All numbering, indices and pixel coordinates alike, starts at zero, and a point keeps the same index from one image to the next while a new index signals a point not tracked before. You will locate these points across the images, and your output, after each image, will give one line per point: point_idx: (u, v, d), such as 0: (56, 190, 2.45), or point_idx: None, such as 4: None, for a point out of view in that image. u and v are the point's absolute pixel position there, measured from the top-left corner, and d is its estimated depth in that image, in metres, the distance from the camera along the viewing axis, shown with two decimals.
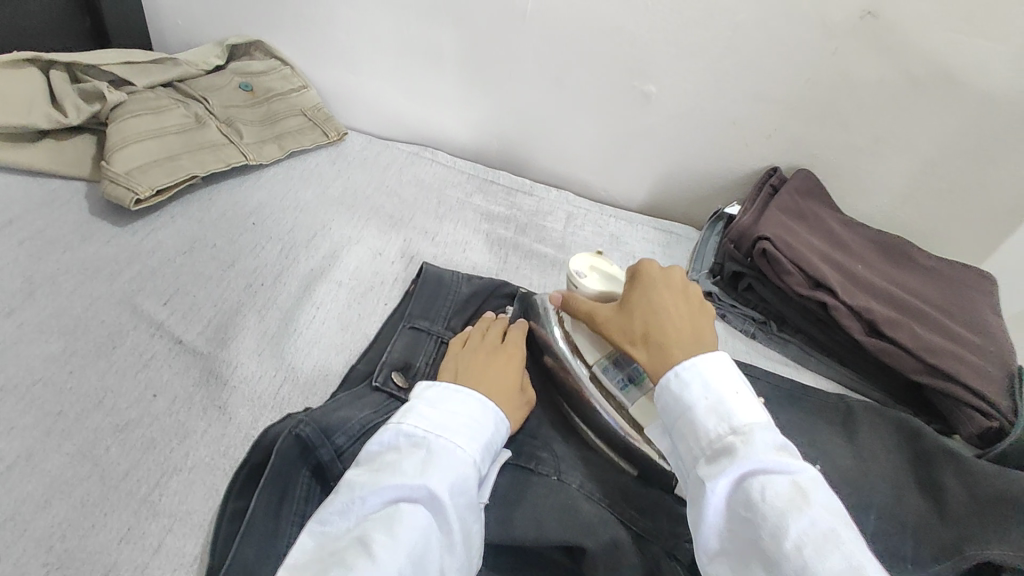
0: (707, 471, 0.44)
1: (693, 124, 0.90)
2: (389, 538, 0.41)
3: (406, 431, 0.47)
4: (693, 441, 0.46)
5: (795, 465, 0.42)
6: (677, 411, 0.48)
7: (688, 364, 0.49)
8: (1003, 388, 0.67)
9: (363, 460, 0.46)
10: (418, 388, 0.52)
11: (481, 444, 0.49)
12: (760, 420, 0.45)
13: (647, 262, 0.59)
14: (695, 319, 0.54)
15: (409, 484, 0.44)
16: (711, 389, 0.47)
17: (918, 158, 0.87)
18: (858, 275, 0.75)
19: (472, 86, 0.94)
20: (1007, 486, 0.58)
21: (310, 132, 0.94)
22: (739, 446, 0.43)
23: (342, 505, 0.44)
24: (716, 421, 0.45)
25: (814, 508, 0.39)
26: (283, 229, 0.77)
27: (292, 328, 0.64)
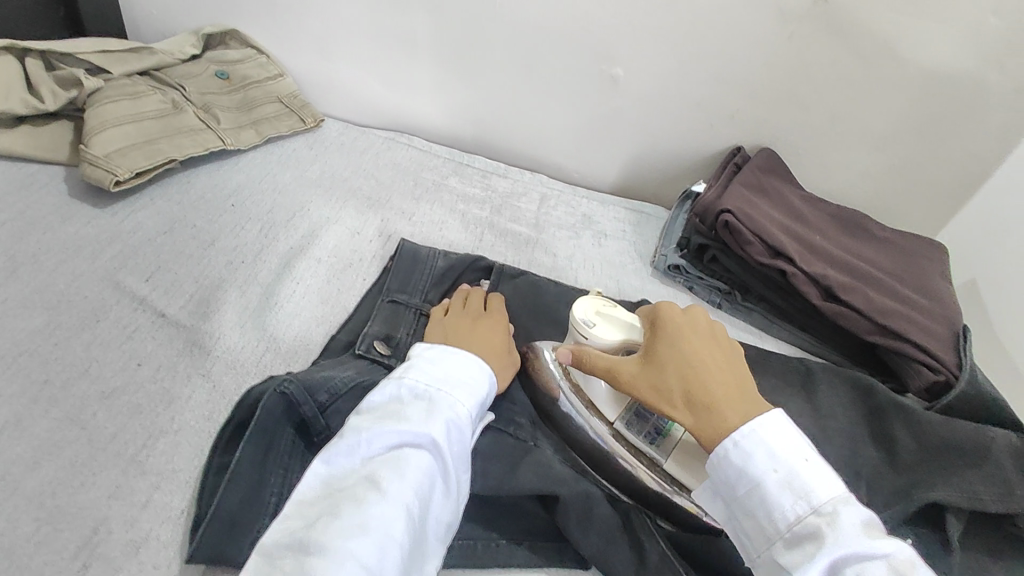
0: (789, 557, 0.44)
1: (659, 106, 0.94)
2: (398, 480, 0.45)
3: (410, 385, 0.51)
4: (772, 523, 0.46)
5: (885, 545, 0.43)
6: (746, 487, 0.48)
7: (751, 439, 0.48)
8: (949, 345, 0.72)
9: (369, 408, 0.50)
10: (417, 348, 0.55)
11: (478, 400, 0.53)
12: (837, 493, 0.45)
13: (668, 308, 0.57)
14: (731, 369, 0.53)
15: (415, 432, 0.47)
16: (780, 461, 0.47)
17: (871, 136, 0.91)
18: (816, 244, 0.79)
19: (445, 72, 0.96)
20: (948, 433, 0.64)
21: (288, 118, 0.96)
22: (826, 530, 0.43)
23: (347, 447, 0.47)
24: (795, 500, 0.45)
25: None
26: (263, 210, 0.78)
27: (273, 301, 0.65)
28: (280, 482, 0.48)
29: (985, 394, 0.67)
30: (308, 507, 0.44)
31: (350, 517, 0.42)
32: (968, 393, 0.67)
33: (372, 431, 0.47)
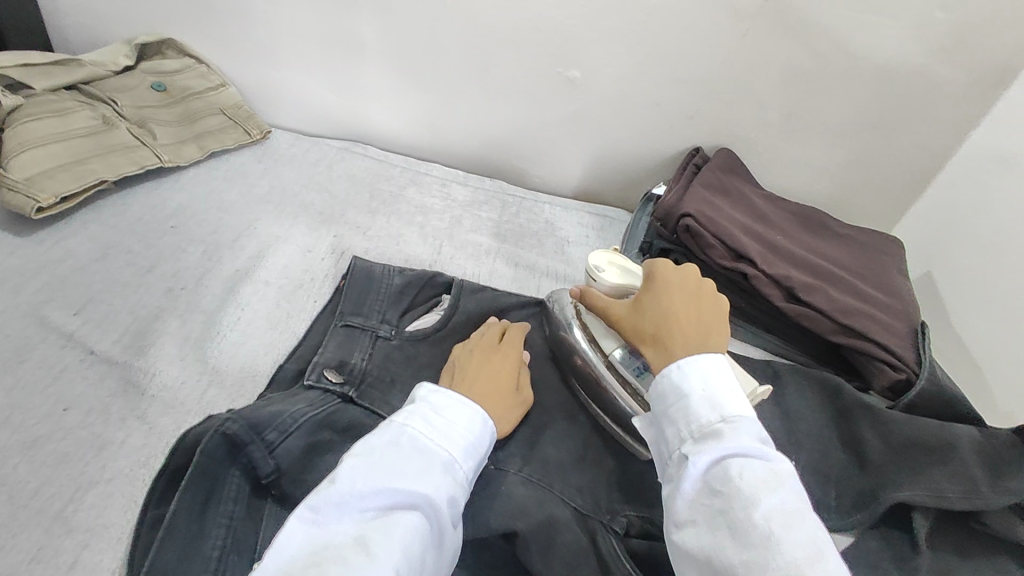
0: (691, 450, 0.45)
1: (617, 108, 0.93)
2: (395, 542, 0.42)
3: (411, 436, 0.48)
4: (683, 423, 0.46)
5: (771, 455, 0.43)
6: (671, 396, 0.48)
7: (687, 361, 0.49)
8: (909, 342, 0.72)
9: (365, 454, 0.46)
10: (421, 390, 0.53)
11: (475, 459, 0.51)
12: (748, 413, 0.46)
13: (663, 264, 0.58)
14: (704, 316, 0.54)
15: (415, 491, 0.45)
16: (708, 381, 0.47)
17: (826, 133, 0.92)
18: (777, 244, 0.79)
19: (398, 78, 0.93)
20: (915, 432, 0.63)
21: (233, 130, 0.91)
22: (727, 432, 0.44)
23: (336, 498, 0.43)
24: (708, 409, 0.46)
25: (785, 492, 0.41)
26: (206, 230, 0.74)
27: (216, 331, 0.62)
28: (223, 533, 0.45)
29: (945, 389, 0.67)
30: (289, 566, 0.39)
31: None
32: (928, 389, 0.67)
33: (368, 483, 0.44)
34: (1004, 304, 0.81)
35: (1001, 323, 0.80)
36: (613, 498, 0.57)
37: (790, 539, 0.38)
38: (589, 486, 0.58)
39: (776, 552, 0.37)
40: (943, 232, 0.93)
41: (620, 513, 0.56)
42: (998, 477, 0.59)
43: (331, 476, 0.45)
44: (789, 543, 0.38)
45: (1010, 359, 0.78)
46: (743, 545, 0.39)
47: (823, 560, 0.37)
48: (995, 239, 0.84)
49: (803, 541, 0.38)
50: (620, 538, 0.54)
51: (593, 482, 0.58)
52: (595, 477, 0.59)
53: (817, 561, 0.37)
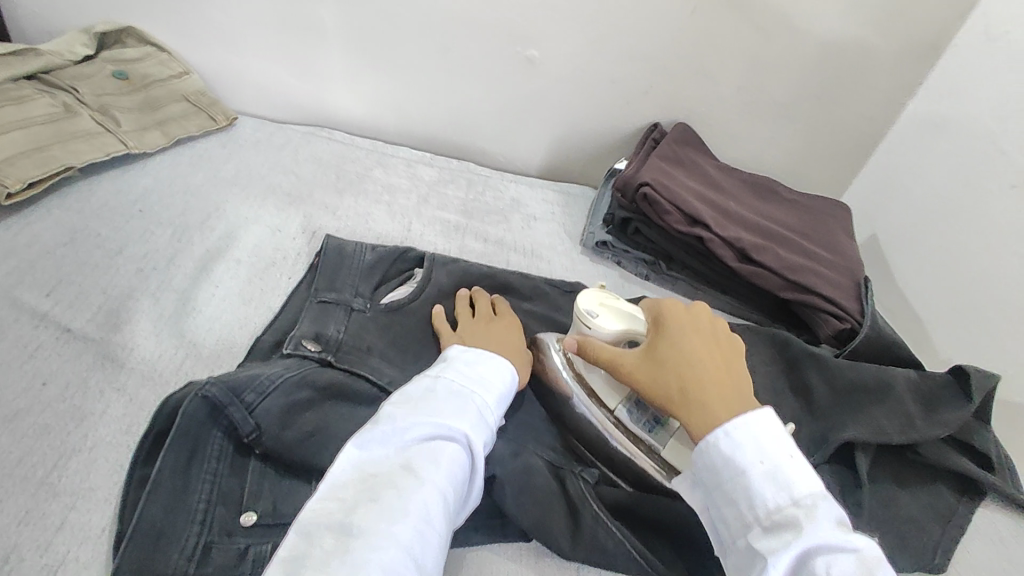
0: (766, 543, 0.44)
1: (576, 86, 0.96)
2: (436, 470, 0.46)
3: (446, 383, 0.52)
4: (750, 509, 0.46)
5: (857, 539, 0.43)
6: (728, 472, 0.48)
7: (732, 429, 0.49)
8: (853, 295, 0.77)
9: (410, 400, 0.50)
10: (454, 350, 0.57)
11: (503, 405, 0.55)
12: (817, 489, 0.46)
13: (668, 308, 0.58)
14: (725, 365, 0.55)
15: (453, 427, 0.48)
16: (766, 453, 0.47)
17: (775, 105, 0.97)
18: (730, 210, 0.83)
19: (360, 61, 0.94)
20: (858, 375, 0.68)
21: (196, 117, 0.92)
22: (802, 519, 0.44)
23: (382, 434, 0.47)
24: (775, 490, 0.46)
25: None
26: (175, 213, 0.75)
27: (191, 307, 0.63)
28: (208, 488, 0.47)
29: (885, 335, 0.73)
30: (344, 489, 0.44)
31: (388, 506, 0.42)
32: (871, 336, 0.72)
33: (410, 419, 0.48)
34: (942, 258, 0.86)
35: (939, 276, 0.86)
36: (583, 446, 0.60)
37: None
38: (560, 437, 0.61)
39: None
40: (886, 196, 0.99)
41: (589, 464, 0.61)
42: (931, 412, 0.66)
43: (376, 416, 0.49)
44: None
45: (948, 309, 0.84)
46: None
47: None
48: (931, 199, 0.89)
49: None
50: (591, 484, 0.58)
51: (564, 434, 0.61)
52: None
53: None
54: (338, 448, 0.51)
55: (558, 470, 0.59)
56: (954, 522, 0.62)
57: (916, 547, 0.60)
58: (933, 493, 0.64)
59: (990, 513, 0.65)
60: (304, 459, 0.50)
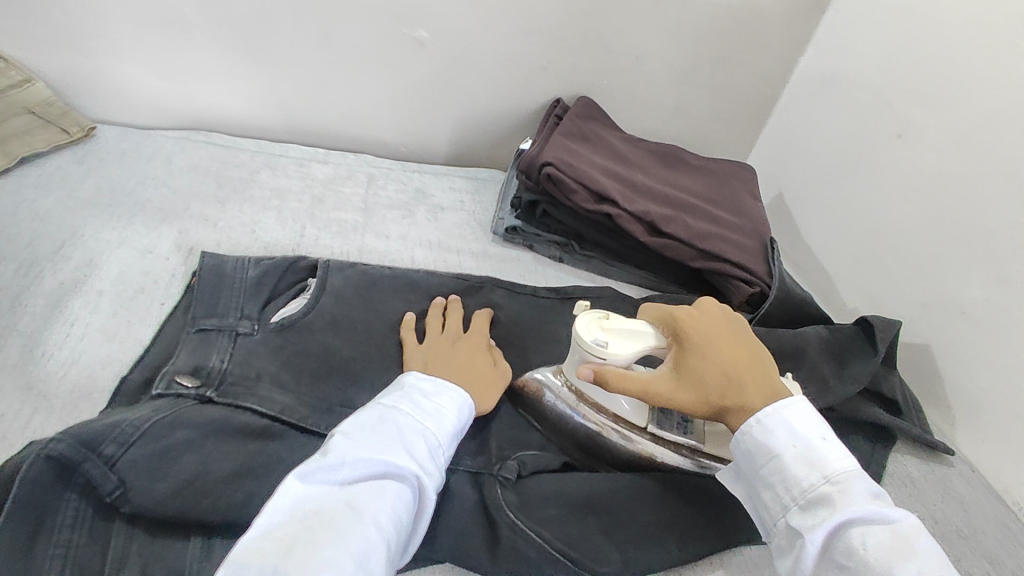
0: (801, 520, 0.44)
1: (472, 67, 0.91)
2: (384, 512, 0.41)
3: (401, 414, 0.48)
4: (784, 489, 0.45)
5: (892, 512, 0.43)
6: (762, 456, 0.47)
7: (765, 417, 0.48)
8: (762, 258, 0.77)
9: (361, 433, 0.45)
10: (411, 377, 0.52)
11: (457, 442, 0.51)
12: (850, 464, 0.45)
13: (684, 313, 0.53)
14: (757, 359, 0.52)
15: (405, 465, 0.44)
16: (798, 436, 0.46)
17: (674, 70, 0.95)
18: (637, 182, 0.81)
19: (231, 55, 0.86)
20: (773, 340, 0.68)
21: (44, 131, 0.81)
22: (838, 496, 0.43)
23: (329, 469, 0.42)
24: (809, 471, 0.45)
25: (917, 558, 0.40)
26: (19, 244, 0.66)
27: (40, 353, 0.55)
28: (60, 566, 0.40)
29: (793, 295, 0.73)
30: (280, 529, 0.38)
31: (331, 552, 0.37)
32: (780, 298, 0.73)
33: (361, 454, 0.44)
34: (841, 210, 0.88)
35: (839, 227, 0.88)
36: (502, 451, 0.57)
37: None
38: (478, 447, 0.57)
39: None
40: (787, 154, 1.00)
41: (509, 458, 0.56)
42: (842, 368, 0.67)
43: (323, 448, 0.44)
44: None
45: (850, 260, 0.86)
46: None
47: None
48: (828, 154, 0.91)
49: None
50: (513, 484, 0.54)
51: (482, 442, 0.57)
52: (481, 435, 0.58)
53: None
54: (218, 496, 0.45)
55: (477, 477, 0.54)
56: (868, 473, 0.63)
57: None
58: (847, 445, 0.65)
59: (897, 457, 0.67)
60: (176, 512, 0.44)
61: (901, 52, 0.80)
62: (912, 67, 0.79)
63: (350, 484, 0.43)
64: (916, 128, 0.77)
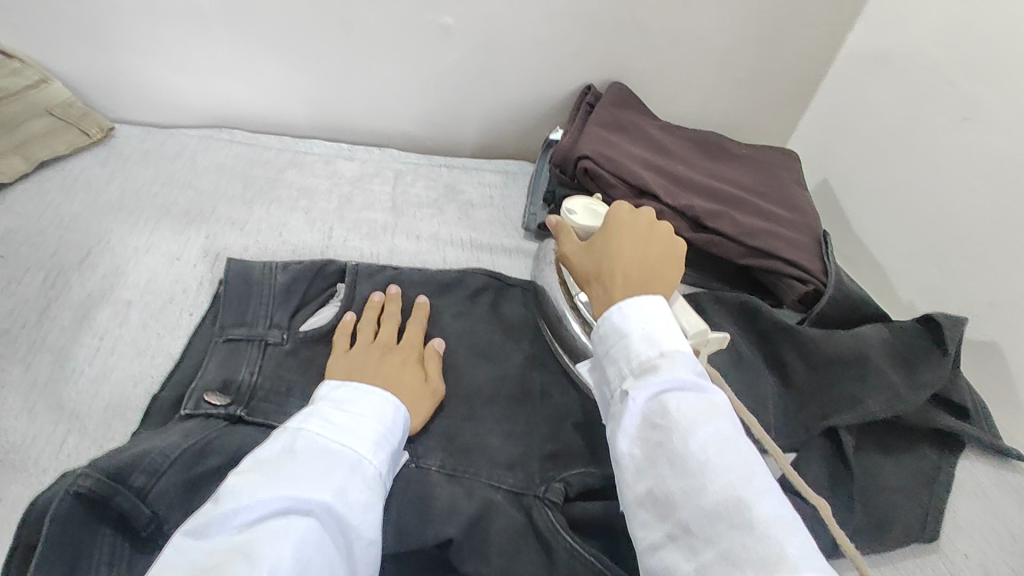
0: (631, 385, 0.44)
1: (499, 54, 0.87)
2: (282, 555, 0.38)
3: (308, 438, 0.45)
4: (623, 362, 0.46)
5: (706, 387, 0.44)
6: (612, 337, 0.47)
7: (623, 304, 0.48)
8: (815, 254, 0.73)
9: (259, 466, 0.43)
10: (324, 390, 0.49)
11: (389, 452, 0.47)
12: (685, 348, 0.46)
13: (619, 206, 0.57)
14: (650, 257, 0.52)
15: (310, 496, 0.41)
16: (645, 320, 0.47)
17: (712, 52, 0.90)
18: (679, 175, 0.77)
19: (250, 48, 0.82)
20: (834, 344, 0.64)
21: (65, 132, 0.79)
22: (664, 367, 0.44)
23: (223, 517, 0.40)
24: (647, 347, 0.45)
25: (718, 422, 0.41)
26: (47, 253, 0.64)
27: (71, 368, 0.54)
28: None
29: (851, 295, 0.69)
30: None
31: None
32: (837, 297, 0.69)
33: (257, 495, 0.40)
34: (897, 199, 0.82)
35: (895, 217, 0.83)
36: (548, 466, 0.53)
37: (726, 463, 0.39)
38: (522, 463, 0.53)
39: (713, 475, 0.39)
40: (835, 138, 0.94)
41: (555, 479, 0.52)
42: (910, 373, 0.62)
43: (219, 495, 0.41)
44: (722, 467, 0.39)
45: (908, 254, 0.81)
46: (681, 474, 0.39)
47: (754, 479, 0.39)
48: (882, 138, 0.85)
49: (737, 462, 0.39)
50: (561, 506, 0.50)
51: (527, 458, 0.53)
52: (526, 450, 0.54)
53: (751, 481, 0.38)
54: None
55: (521, 498, 0.50)
56: (939, 484, 0.59)
57: (904, 518, 0.57)
58: (915, 455, 0.61)
59: (968, 465, 0.63)
60: None
61: (966, 28, 0.74)
62: (979, 44, 0.73)
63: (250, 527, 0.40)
64: (985, 110, 0.72)
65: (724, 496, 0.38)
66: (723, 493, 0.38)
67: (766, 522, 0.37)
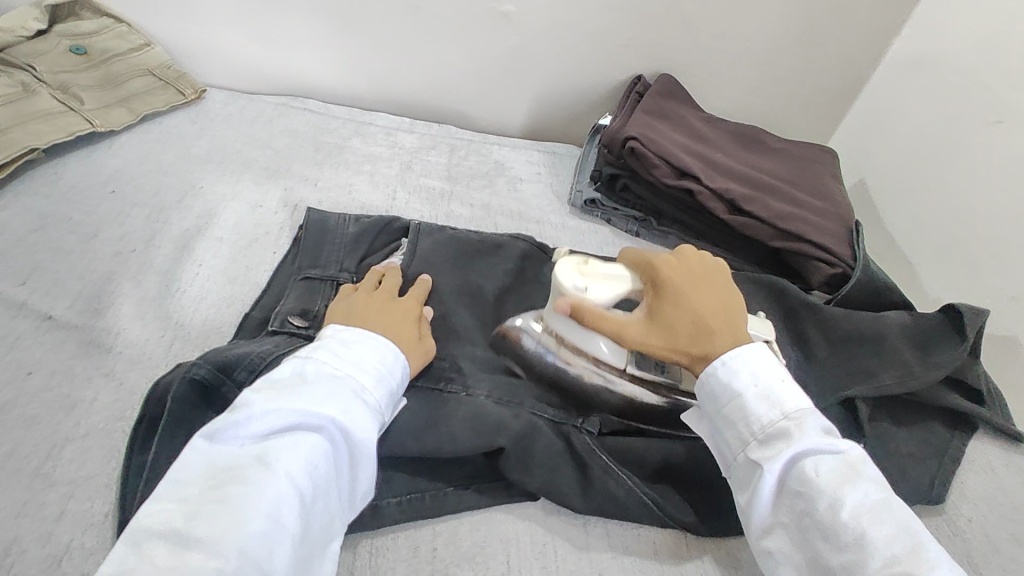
0: (761, 453, 0.49)
1: (555, 42, 0.93)
2: (288, 464, 0.42)
3: (316, 365, 0.48)
4: (746, 426, 0.50)
5: (841, 445, 0.48)
6: (726, 398, 0.51)
7: (729, 360, 0.52)
8: (845, 241, 0.77)
9: (267, 384, 0.47)
10: (330, 328, 0.53)
11: (388, 386, 0.50)
12: (807, 405, 0.50)
13: (664, 263, 0.56)
14: (723, 313, 0.55)
15: (316, 414, 0.45)
16: (760, 378, 0.51)
17: (757, 51, 0.94)
18: (719, 161, 0.82)
19: (327, 24, 0.90)
20: (851, 325, 0.69)
21: (162, 92, 0.87)
22: (794, 430, 0.48)
23: (236, 425, 0.44)
24: (768, 408, 0.50)
25: (862, 482, 0.46)
26: (149, 192, 0.72)
27: (175, 287, 0.62)
28: None
29: (876, 280, 0.73)
30: (189, 487, 0.41)
31: (231, 504, 0.40)
32: (863, 281, 0.73)
33: (266, 410, 0.44)
34: (928, 198, 0.86)
35: (926, 216, 0.86)
36: (584, 404, 0.59)
37: (880, 530, 0.44)
38: (562, 400, 0.59)
39: (874, 547, 0.43)
40: (873, 139, 0.98)
41: (591, 413, 0.58)
42: (925, 355, 0.66)
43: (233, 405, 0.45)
44: (883, 535, 0.43)
45: (935, 250, 0.85)
46: (839, 547, 0.44)
47: (917, 545, 0.43)
48: (920, 140, 0.89)
49: (893, 528, 0.44)
50: (597, 437, 0.57)
51: (566, 396, 0.59)
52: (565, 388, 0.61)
53: (915, 550, 0.43)
54: None
55: (560, 427, 0.57)
56: (949, 455, 0.63)
57: (915, 482, 0.61)
58: (928, 429, 0.65)
59: (978, 443, 0.67)
60: None
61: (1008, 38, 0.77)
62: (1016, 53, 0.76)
63: (260, 438, 0.44)
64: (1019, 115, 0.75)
65: (888, 569, 0.42)
66: (888, 565, 0.42)
67: None
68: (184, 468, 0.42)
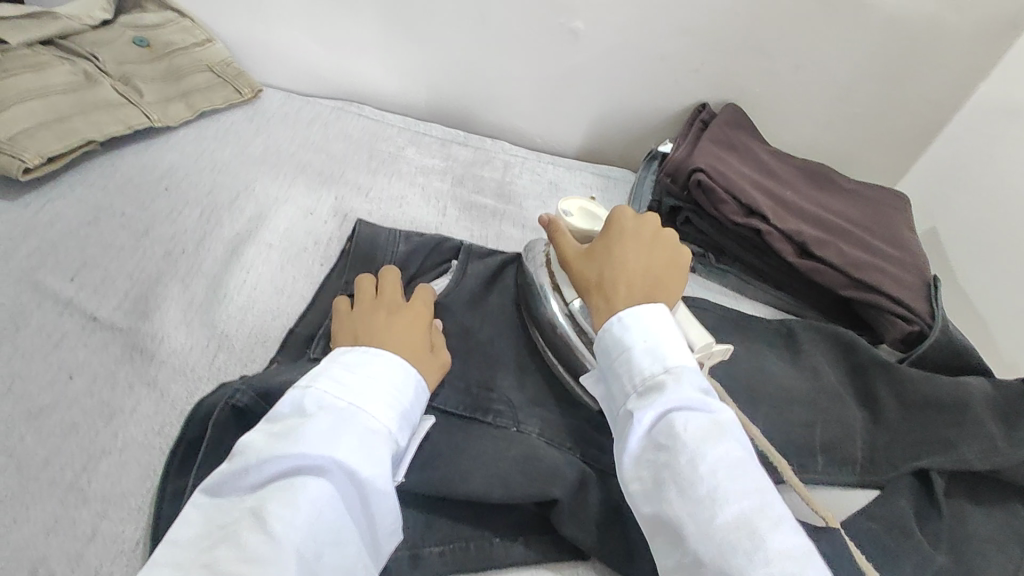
0: (638, 404, 0.46)
1: (621, 63, 0.90)
2: (285, 514, 0.40)
3: (315, 396, 0.45)
4: (628, 378, 0.47)
5: (713, 405, 0.45)
6: (616, 351, 0.49)
7: (626, 314, 0.49)
8: (923, 296, 0.72)
9: (266, 425, 0.44)
10: (335, 352, 0.50)
11: (397, 412, 0.47)
12: (690, 362, 0.47)
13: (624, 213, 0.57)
14: (653, 268, 0.54)
15: (315, 455, 0.42)
16: (649, 334, 0.48)
17: (834, 85, 0.90)
18: (787, 200, 0.78)
19: (391, 31, 0.88)
20: (930, 389, 0.63)
21: (221, 89, 0.86)
22: (671, 383, 0.45)
23: (232, 474, 0.42)
24: (651, 362, 0.47)
25: (722, 443, 0.43)
26: (202, 191, 0.71)
27: (222, 294, 0.60)
28: None
29: (956, 341, 0.68)
30: (190, 544, 0.39)
31: (227, 566, 0.38)
32: (941, 342, 0.68)
33: (262, 455, 0.42)
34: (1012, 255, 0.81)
35: None
36: None
37: (734, 488, 0.41)
38: (615, 448, 0.56)
39: (722, 500, 0.40)
40: (952, 187, 0.93)
41: None
42: (1013, 429, 0.60)
43: (233, 452, 0.44)
44: (735, 492, 0.40)
45: None
46: (690, 497, 0.40)
47: (767, 508, 0.40)
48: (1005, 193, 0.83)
49: (746, 489, 0.41)
50: None
51: None
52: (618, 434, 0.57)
53: (766, 511, 0.40)
54: None
55: (612, 480, 0.53)
56: None
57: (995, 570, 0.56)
58: (1010, 512, 0.60)
59: None
60: None
61: None
62: None
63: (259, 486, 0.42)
64: None
65: (733, 522, 0.39)
66: (734, 520, 0.39)
67: (781, 553, 0.38)
68: (185, 524, 0.41)
